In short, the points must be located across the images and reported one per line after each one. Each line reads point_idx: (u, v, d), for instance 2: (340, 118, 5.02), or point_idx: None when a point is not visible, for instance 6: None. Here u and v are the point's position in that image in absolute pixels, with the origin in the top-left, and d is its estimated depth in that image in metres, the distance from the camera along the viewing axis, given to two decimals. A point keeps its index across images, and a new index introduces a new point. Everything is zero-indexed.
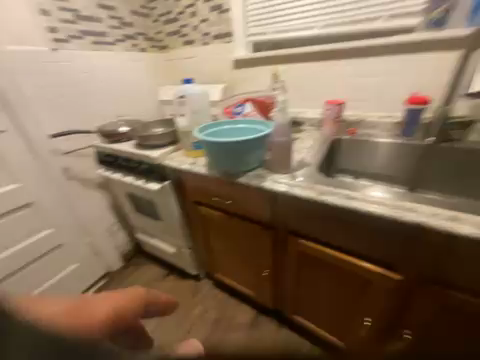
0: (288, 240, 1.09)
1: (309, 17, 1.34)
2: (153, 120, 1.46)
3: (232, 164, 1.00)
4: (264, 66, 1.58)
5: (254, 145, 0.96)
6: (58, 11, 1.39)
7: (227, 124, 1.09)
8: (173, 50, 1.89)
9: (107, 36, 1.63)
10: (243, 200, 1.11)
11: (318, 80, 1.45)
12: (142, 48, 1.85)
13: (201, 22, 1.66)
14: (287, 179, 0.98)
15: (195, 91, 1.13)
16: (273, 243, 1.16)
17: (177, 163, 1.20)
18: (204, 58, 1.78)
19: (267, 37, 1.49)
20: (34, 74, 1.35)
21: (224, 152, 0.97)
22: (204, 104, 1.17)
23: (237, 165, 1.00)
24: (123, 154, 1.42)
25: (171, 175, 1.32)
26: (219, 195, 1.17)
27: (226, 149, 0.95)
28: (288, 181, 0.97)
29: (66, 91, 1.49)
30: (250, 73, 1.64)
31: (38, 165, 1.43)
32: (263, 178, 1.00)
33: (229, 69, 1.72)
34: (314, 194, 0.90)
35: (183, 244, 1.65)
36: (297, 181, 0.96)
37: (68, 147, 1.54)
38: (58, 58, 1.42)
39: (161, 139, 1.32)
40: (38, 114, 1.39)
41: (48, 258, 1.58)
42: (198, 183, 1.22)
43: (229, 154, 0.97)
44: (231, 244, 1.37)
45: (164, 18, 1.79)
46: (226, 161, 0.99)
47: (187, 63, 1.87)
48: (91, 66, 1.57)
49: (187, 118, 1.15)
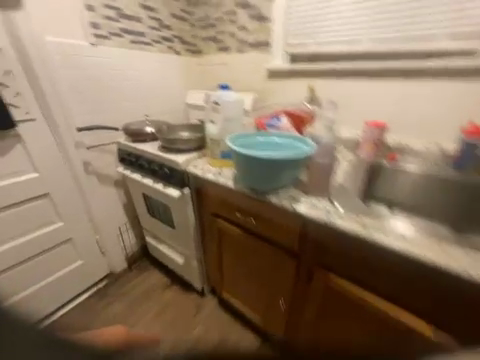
0: (313, 272, 0.96)
1: (356, 32, 1.25)
2: (180, 124, 1.42)
3: (262, 181, 0.91)
4: (300, 79, 1.50)
5: (291, 163, 0.87)
6: (102, 8, 1.40)
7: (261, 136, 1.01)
8: (207, 56, 1.87)
9: (145, 36, 1.63)
10: (268, 221, 1.00)
11: (358, 99, 1.35)
12: (177, 51, 1.85)
13: (239, 30, 1.63)
14: (323, 205, 0.87)
15: (230, 98, 1.06)
16: (294, 273, 1.04)
17: (201, 172, 1.13)
18: (237, 66, 1.74)
19: (308, 49, 1.42)
20: (70, 67, 1.35)
21: (256, 168, 0.88)
22: (237, 113, 1.09)
23: (269, 183, 0.91)
24: (145, 155, 1.37)
25: (192, 182, 1.25)
26: (242, 210, 1.08)
27: (260, 165, 0.86)
28: (324, 208, 0.86)
29: (98, 86, 1.48)
30: (284, 84, 1.57)
31: (60, 157, 1.42)
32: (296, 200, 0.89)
33: (261, 79, 1.66)
34: (355, 227, 0.78)
35: (193, 255, 1.55)
36: (335, 209, 0.85)
37: (91, 141, 1.52)
38: (95, 53, 1.43)
39: (186, 144, 1.26)
40: (68, 106, 1.38)
41: (56, 251, 1.54)
42: (220, 195, 1.13)
43: (263, 171, 0.87)
44: (246, 265, 1.26)
45: (202, 23, 1.78)
46: (258, 177, 0.90)
47: (219, 69, 1.83)
48: (125, 64, 1.57)
49: (218, 125, 1.09)
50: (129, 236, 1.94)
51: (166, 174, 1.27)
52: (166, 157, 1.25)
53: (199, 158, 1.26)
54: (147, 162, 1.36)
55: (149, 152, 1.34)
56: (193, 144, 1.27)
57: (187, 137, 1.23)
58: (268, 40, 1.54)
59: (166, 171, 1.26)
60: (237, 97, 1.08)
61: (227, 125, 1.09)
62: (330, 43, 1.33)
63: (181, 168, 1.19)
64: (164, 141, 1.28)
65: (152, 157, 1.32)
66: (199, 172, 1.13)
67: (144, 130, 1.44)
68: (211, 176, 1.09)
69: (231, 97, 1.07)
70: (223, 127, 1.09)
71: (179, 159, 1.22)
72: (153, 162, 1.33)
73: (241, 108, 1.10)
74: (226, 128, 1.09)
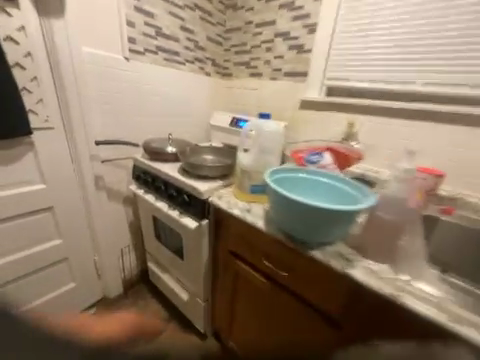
0: None
1: (406, 71, 1.17)
2: (206, 147, 1.33)
3: (304, 229, 0.75)
4: (336, 112, 1.40)
5: (346, 216, 0.71)
6: (142, 25, 1.38)
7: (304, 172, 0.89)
8: (236, 80, 1.84)
9: (179, 55, 1.61)
10: (304, 278, 0.81)
11: (403, 140, 1.21)
12: (207, 73, 1.82)
13: (274, 58, 1.60)
14: (384, 272, 0.68)
15: (270, 128, 0.95)
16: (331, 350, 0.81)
17: (226, 205, 0.98)
18: (268, 92, 1.68)
19: (349, 83, 1.34)
20: (101, 78, 1.30)
21: (295, 213, 0.74)
22: (276, 144, 0.97)
23: (309, 233, 0.75)
24: (163, 176, 1.25)
25: (213, 214, 1.09)
26: (272, 257, 0.90)
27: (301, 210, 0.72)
28: (386, 277, 0.67)
29: (126, 100, 1.42)
30: (317, 116, 1.47)
31: (72, 168, 1.31)
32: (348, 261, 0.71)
33: (292, 108, 1.57)
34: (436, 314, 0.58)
35: (200, 294, 1.34)
36: (401, 280, 0.66)
37: (108, 155, 1.42)
38: (128, 67, 1.38)
39: (210, 171, 1.13)
40: (90, 117, 1.30)
41: (48, 272, 1.37)
42: (246, 235, 0.97)
43: (303, 218, 0.73)
44: (265, 322, 1.04)
45: (237, 48, 1.77)
46: (296, 224, 0.76)
47: (248, 93, 1.78)
48: (155, 80, 1.52)
49: (252, 155, 0.95)
50: (130, 259, 1.75)
51: (184, 200, 1.13)
52: (187, 183, 1.12)
53: (224, 187, 1.12)
54: (164, 185, 1.23)
55: (169, 174, 1.22)
56: (219, 172, 1.14)
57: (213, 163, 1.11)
58: (305, 70, 1.48)
59: (185, 198, 1.12)
60: (278, 127, 0.97)
61: (262, 156, 0.96)
62: (374, 79, 1.25)
63: (203, 197, 1.05)
64: (186, 164, 1.16)
65: (171, 179, 1.19)
66: (224, 205, 0.98)
67: (165, 149, 1.34)
68: (238, 212, 0.93)
69: (271, 126, 0.95)
70: (258, 157, 0.95)
71: (202, 186, 1.09)
72: (171, 185, 1.20)
73: (280, 139, 0.98)
74: (260, 159, 0.95)
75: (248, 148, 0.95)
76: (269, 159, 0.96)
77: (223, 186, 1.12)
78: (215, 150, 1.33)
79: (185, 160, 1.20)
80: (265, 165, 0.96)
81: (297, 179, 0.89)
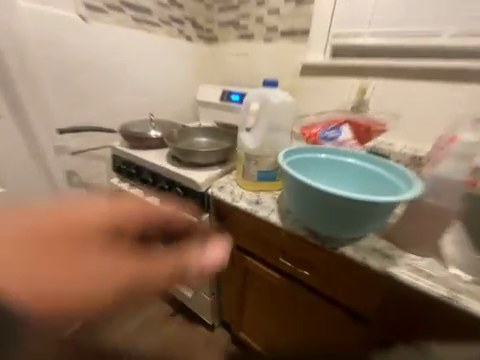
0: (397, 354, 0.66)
1: (430, 21, 0.98)
2: (196, 128, 1.12)
3: (333, 225, 0.62)
4: (345, 77, 1.19)
5: (386, 207, 0.58)
6: None
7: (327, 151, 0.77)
8: (224, 44, 1.56)
9: (152, 14, 1.30)
10: (330, 275, 0.71)
11: (423, 106, 1.04)
12: (188, 37, 1.52)
13: (268, 14, 1.34)
14: (429, 268, 0.60)
15: (276, 97, 0.77)
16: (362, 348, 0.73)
17: (231, 198, 0.82)
18: (262, 58, 1.43)
19: (362, 40, 1.12)
20: (53, 46, 1.02)
21: (312, 202, 0.62)
22: (286, 118, 0.79)
23: (339, 229, 0.63)
24: (149, 166, 1.05)
25: (213, 207, 0.93)
26: (290, 255, 0.78)
27: (319, 198, 0.60)
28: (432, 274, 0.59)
29: (91, 74, 1.15)
30: (321, 83, 1.27)
31: (35, 165, 1.08)
32: (389, 259, 0.62)
33: (292, 75, 1.35)
34: None
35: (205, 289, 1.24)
36: (449, 276, 0.58)
37: (78, 145, 1.18)
38: (88, 31, 1.09)
39: (206, 157, 0.95)
40: (47, 98, 1.04)
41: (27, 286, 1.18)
42: (256, 231, 0.83)
43: (323, 209, 0.61)
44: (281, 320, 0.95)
45: (222, 4, 1.47)
46: (314, 215, 0.64)
47: (239, 61, 1.52)
48: (126, 48, 1.24)
49: (256, 134, 0.77)
50: None
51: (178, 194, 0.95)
52: (180, 174, 0.94)
53: (225, 176, 0.95)
54: (152, 177, 1.04)
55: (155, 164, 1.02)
56: (216, 157, 0.96)
57: (208, 148, 0.92)
58: (307, 26, 1.24)
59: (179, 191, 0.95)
60: (286, 97, 0.79)
61: (269, 133, 0.78)
62: (391, 35, 1.05)
63: (201, 190, 0.89)
64: (176, 151, 0.96)
65: (160, 170, 1.00)
66: (228, 198, 0.82)
67: (148, 133, 1.12)
68: (246, 206, 0.78)
69: (277, 97, 0.77)
70: (264, 135, 0.77)
71: (198, 177, 0.91)
72: (161, 177, 1.01)
73: (292, 111, 0.80)
74: (266, 137, 0.77)
75: (251, 127, 0.78)
76: (277, 137, 0.79)
77: (222, 174, 0.95)
78: (208, 131, 1.13)
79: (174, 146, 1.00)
80: (273, 146, 0.78)
81: (321, 165, 0.78)
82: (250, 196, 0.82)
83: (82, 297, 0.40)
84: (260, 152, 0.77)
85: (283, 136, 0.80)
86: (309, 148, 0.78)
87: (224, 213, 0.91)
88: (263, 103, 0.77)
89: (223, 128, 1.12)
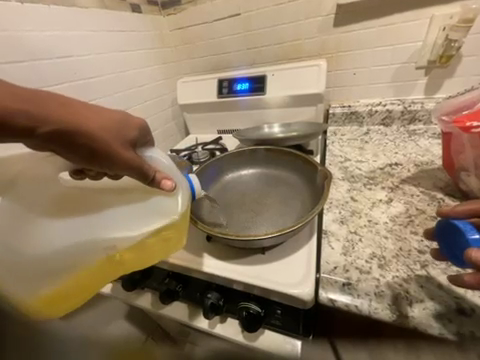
0: None
1: None
2: (219, 157, 0.66)
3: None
4: (417, 17, 0.76)
5: None
6: None
7: (461, 225, 0.35)
8: (194, 7, 0.98)
9: None
10: None
11: None
12: (136, 5, 0.93)
13: None
14: None
15: (159, 206, 0.42)
16: None
17: (389, 309, 0.38)
18: (267, 13, 0.90)
19: None
20: None
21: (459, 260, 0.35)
22: (106, 232, 0.40)
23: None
24: (161, 266, 0.53)
25: (316, 311, 0.47)
26: None
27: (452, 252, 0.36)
28: None
29: None
30: (373, 33, 0.82)
31: None
32: None
33: (322, 28, 0.87)
34: None
35: (219, 345, 0.76)
36: None
37: None
38: None
39: (285, 238, 0.46)
40: None
41: None
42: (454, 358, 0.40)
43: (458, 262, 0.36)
44: None
45: None
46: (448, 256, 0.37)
47: (227, 26, 0.97)
48: (41, 45, 0.65)
49: (71, 233, 0.40)
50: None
51: (245, 317, 0.46)
52: (247, 277, 0.45)
53: (326, 247, 0.48)
54: (180, 282, 0.53)
55: (175, 257, 0.50)
56: (291, 217, 0.52)
57: (295, 224, 0.43)
58: None
59: (250, 313, 0.45)
60: (155, 206, 0.42)
61: (49, 225, 0.40)
62: None
63: (310, 305, 0.42)
64: (221, 237, 0.44)
65: (189, 272, 0.49)
66: (391, 316, 0.37)
67: None
68: (446, 330, 0.35)
69: (120, 185, 0.44)
70: (38, 223, 0.40)
71: (285, 276, 0.44)
72: (199, 281, 0.51)
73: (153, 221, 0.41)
74: (81, 232, 0.40)
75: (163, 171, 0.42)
76: (47, 231, 0.40)
77: (321, 245, 0.49)
78: (244, 160, 0.67)
79: (195, 224, 0.47)
80: (71, 241, 0.39)
81: (451, 232, 0.37)
82: (431, 297, 0.38)
83: (27, 126, 0.31)
84: (44, 235, 0.39)
85: (57, 242, 0.39)
86: (130, 262, 0.41)
87: (332, 323, 0.46)
88: (150, 184, 0.39)
89: (268, 147, 0.66)
